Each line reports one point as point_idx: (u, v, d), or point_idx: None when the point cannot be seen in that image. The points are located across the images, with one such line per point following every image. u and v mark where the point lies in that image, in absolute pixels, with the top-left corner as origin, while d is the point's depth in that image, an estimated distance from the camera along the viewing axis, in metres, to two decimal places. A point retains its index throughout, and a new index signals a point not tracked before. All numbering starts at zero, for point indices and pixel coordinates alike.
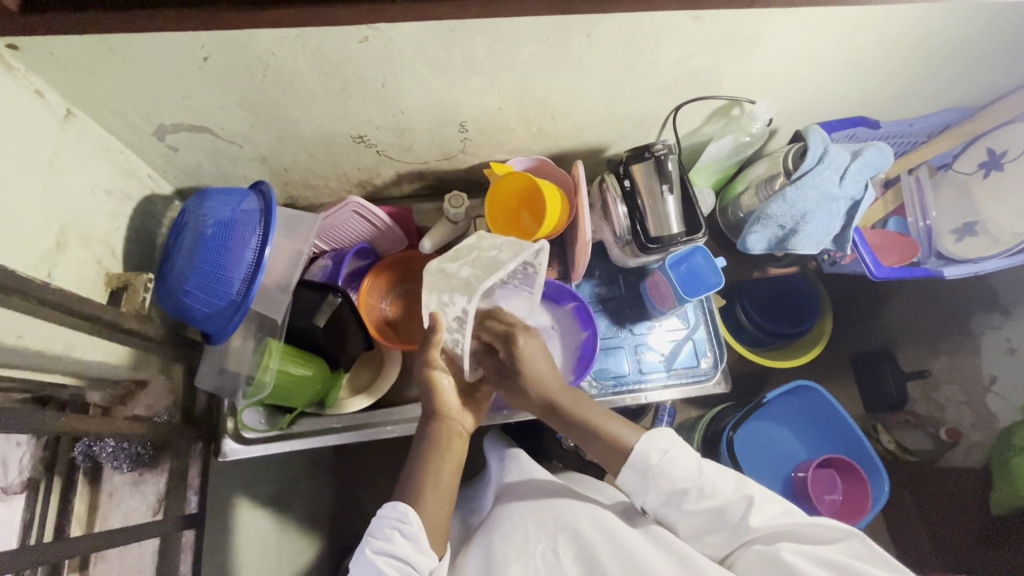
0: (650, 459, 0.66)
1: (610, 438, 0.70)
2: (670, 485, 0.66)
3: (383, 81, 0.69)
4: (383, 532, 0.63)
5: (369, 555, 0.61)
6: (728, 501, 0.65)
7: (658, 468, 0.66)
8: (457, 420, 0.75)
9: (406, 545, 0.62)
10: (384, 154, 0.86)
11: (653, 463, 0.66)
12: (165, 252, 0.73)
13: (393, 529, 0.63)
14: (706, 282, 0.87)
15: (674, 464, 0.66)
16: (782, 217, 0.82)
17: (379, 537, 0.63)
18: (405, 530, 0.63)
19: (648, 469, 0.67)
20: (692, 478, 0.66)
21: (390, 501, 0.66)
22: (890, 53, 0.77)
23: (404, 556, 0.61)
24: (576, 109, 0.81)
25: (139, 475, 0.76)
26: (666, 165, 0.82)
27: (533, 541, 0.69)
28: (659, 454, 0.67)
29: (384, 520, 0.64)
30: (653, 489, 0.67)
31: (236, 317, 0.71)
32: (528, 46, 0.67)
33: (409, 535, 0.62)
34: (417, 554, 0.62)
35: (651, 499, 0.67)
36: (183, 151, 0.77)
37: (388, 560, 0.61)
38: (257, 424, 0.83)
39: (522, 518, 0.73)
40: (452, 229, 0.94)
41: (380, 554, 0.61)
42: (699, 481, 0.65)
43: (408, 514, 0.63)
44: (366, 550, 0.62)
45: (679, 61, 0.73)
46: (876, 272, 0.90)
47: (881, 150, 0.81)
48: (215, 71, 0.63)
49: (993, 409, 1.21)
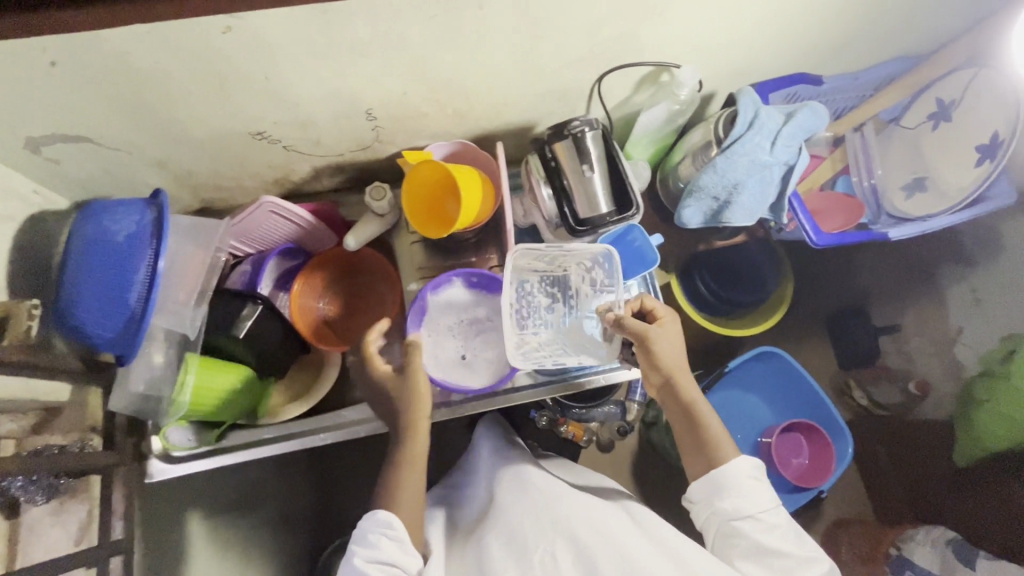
0: (737, 477, 0.67)
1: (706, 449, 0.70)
2: (744, 508, 0.66)
3: (265, 73, 0.64)
4: (368, 539, 0.65)
5: (360, 567, 0.63)
6: (789, 551, 0.63)
7: (738, 485, 0.67)
8: (425, 404, 0.73)
9: (391, 548, 0.65)
10: (292, 149, 0.80)
11: (740, 481, 0.67)
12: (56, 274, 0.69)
13: (380, 536, 0.65)
14: (646, 259, 0.84)
15: (755, 491, 0.67)
16: (714, 188, 0.77)
17: (364, 545, 0.65)
18: (391, 536, 0.65)
19: (729, 485, 0.67)
20: (764, 510, 0.66)
21: (372, 511, 0.67)
22: (814, 7, 0.72)
23: (390, 559, 0.64)
24: (489, 87, 0.76)
25: (59, 505, 0.68)
26: (586, 142, 0.77)
27: (531, 546, 0.67)
28: (746, 478, 0.67)
29: (368, 527, 0.66)
30: (722, 501, 0.67)
31: (136, 339, 0.67)
32: (416, 23, 0.61)
33: (395, 538, 0.65)
34: (401, 555, 0.65)
35: (717, 513, 0.67)
36: (68, 162, 0.71)
37: (377, 565, 0.63)
38: (185, 440, 0.80)
39: (519, 517, 0.71)
40: (379, 225, 0.89)
41: (370, 562, 0.63)
42: (770, 519, 0.65)
43: (393, 521, 0.66)
44: (356, 561, 0.63)
45: (591, 26, 0.68)
46: (816, 240, 0.82)
47: (814, 111, 0.76)
48: (68, 76, 0.57)
49: (962, 360, 1.24)
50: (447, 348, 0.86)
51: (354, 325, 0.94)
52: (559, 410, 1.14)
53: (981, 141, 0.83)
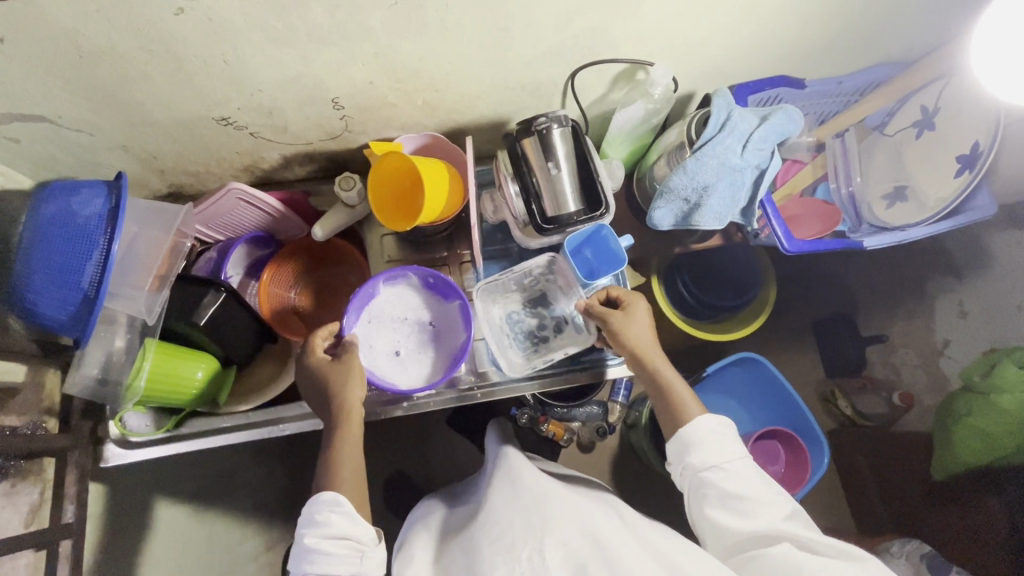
0: (703, 433, 0.69)
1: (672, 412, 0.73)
2: (711, 462, 0.68)
3: (224, 57, 0.63)
4: (315, 520, 0.62)
5: (312, 545, 0.60)
6: (757, 498, 0.65)
7: (703, 441, 0.69)
8: (356, 388, 0.72)
9: (342, 524, 0.62)
10: (259, 136, 0.79)
11: (705, 437, 0.69)
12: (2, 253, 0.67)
13: (328, 513, 0.62)
14: (612, 260, 0.80)
15: (722, 443, 0.68)
16: (684, 191, 0.75)
17: (312, 526, 0.62)
18: (340, 511, 0.63)
19: (695, 442, 0.69)
20: (730, 461, 0.67)
21: (315, 495, 0.65)
22: (790, 8, 0.70)
23: (342, 534, 0.61)
24: (459, 79, 0.75)
25: (12, 487, 0.69)
26: (553, 139, 0.76)
27: (518, 543, 0.65)
28: (712, 433, 0.69)
29: (314, 509, 0.64)
30: (691, 456, 0.69)
31: (90, 321, 0.67)
32: (376, 12, 0.60)
33: (344, 514, 0.63)
34: (353, 529, 0.62)
35: (688, 468, 0.69)
36: (29, 141, 0.71)
37: (331, 543, 0.61)
38: (142, 426, 0.79)
39: (508, 517, 0.70)
40: (348, 213, 0.88)
41: (322, 540, 0.61)
42: (735, 468, 0.67)
43: (337, 498, 0.63)
44: (307, 540, 0.61)
45: (559, 21, 0.67)
46: (788, 245, 0.80)
47: (790, 113, 0.74)
48: (19, 53, 0.56)
49: (947, 373, 1.25)
50: (386, 342, 0.82)
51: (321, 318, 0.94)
52: (541, 408, 1.13)
53: (962, 152, 0.82)
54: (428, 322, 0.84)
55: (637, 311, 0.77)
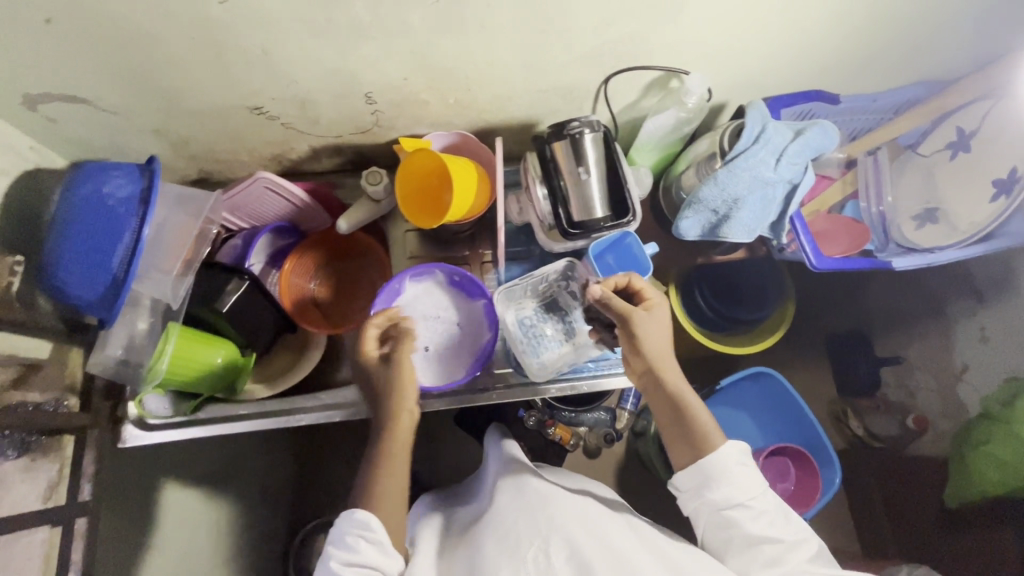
0: (727, 465, 0.66)
1: (690, 431, 0.69)
2: (732, 497, 0.66)
3: (264, 48, 0.63)
4: (346, 542, 0.62)
5: (335, 570, 0.60)
6: (780, 535, 0.64)
7: (728, 475, 0.66)
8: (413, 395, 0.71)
9: (371, 551, 0.62)
10: (291, 127, 0.79)
11: (730, 468, 0.66)
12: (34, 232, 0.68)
13: (355, 540, 0.62)
14: (638, 268, 0.82)
15: (747, 478, 0.67)
16: (714, 202, 0.75)
17: (342, 547, 0.62)
18: (369, 538, 0.62)
19: (718, 474, 0.66)
20: (753, 497, 0.66)
21: (349, 511, 0.64)
22: (830, 23, 0.70)
23: (371, 563, 0.61)
24: (493, 80, 0.75)
25: (30, 461, 0.69)
26: (585, 144, 0.75)
27: (524, 544, 0.65)
28: (735, 466, 0.67)
29: (345, 527, 0.63)
30: (712, 491, 0.67)
31: (117, 302, 0.68)
32: (418, 9, 0.60)
33: (375, 542, 0.62)
34: (381, 557, 0.62)
35: (707, 505, 0.67)
36: (66, 122, 0.71)
37: (356, 570, 0.61)
38: (161, 409, 0.81)
39: (512, 516, 0.69)
40: (372, 208, 0.88)
41: (347, 564, 0.61)
42: (756, 502, 0.66)
43: (369, 524, 0.62)
44: (332, 563, 0.61)
45: (598, 25, 0.66)
46: (816, 262, 0.79)
47: (825, 130, 0.73)
48: (65, 35, 0.57)
49: (963, 399, 1.20)
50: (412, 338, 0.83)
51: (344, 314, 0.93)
52: (548, 411, 1.12)
53: (998, 176, 0.81)
54: (454, 324, 0.86)
55: (659, 310, 0.72)
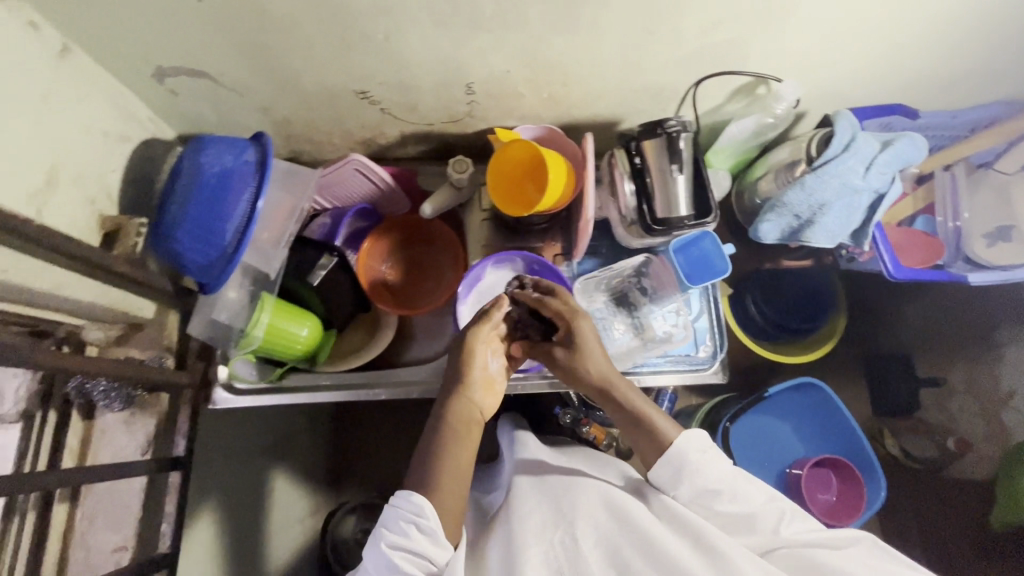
0: (688, 457, 0.67)
1: (650, 430, 0.70)
2: (705, 483, 0.66)
3: (386, 34, 0.66)
4: (398, 525, 0.58)
5: (386, 553, 0.57)
6: (758, 508, 0.65)
7: (695, 466, 0.66)
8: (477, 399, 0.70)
9: (423, 541, 0.58)
10: (388, 113, 0.83)
11: (690, 460, 0.66)
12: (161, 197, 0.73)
13: (409, 524, 0.58)
14: (714, 268, 0.84)
15: (713, 463, 0.67)
16: (799, 207, 0.77)
17: (394, 530, 0.58)
18: (423, 525, 0.58)
19: (683, 466, 0.67)
20: (726, 481, 0.66)
21: (404, 491, 0.61)
22: (928, 38, 0.71)
23: (421, 552, 0.57)
24: (588, 77, 0.77)
25: (130, 416, 0.77)
26: (678, 144, 0.78)
27: (550, 528, 0.66)
28: (697, 453, 0.67)
29: (399, 509, 0.60)
30: (684, 485, 0.67)
31: (227, 269, 0.71)
32: (539, 4, 0.63)
33: (427, 530, 0.58)
34: (433, 547, 0.58)
35: (682, 495, 0.67)
36: (184, 96, 0.75)
37: (405, 556, 0.57)
38: (249, 374, 0.85)
39: (535, 503, 0.71)
40: (455, 194, 0.91)
41: (396, 548, 0.57)
42: (732, 484, 0.66)
43: (424, 510, 0.58)
44: (383, 545, 0.57)
45: (703, 29, 0.69)
46: (894, 272, 0.82)
47: (915, 140, 0.74)
48: (211, 13, 0.61)
49: (1008, 424, 1.18)
50: None
51: (415, 296, 0.95)
52: (583, 410, 1.10)
53: None
54: None
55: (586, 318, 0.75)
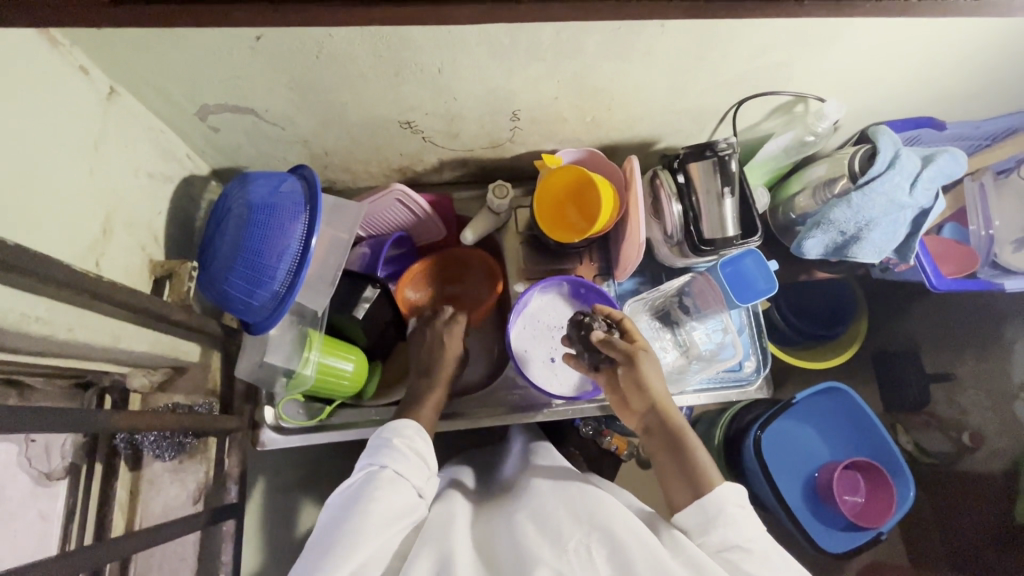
0: (725, 506, 0.61)
1: (691, 468, 0.65)
2: (737, 539, 0.59)
3: (440, 66, 0.65)
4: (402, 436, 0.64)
5: (398, 443, 0.63)
6: None
7: (730, 515, 0.60)
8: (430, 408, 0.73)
9: (422, 447, 0.65)
10: (430, 141, 0.82)
11: (727, 511, 0.60)
12: (206, 236, 0.71)
13: (415, 431, 0.65)
14: (756, 287, 0.82)
15: (747, 519, 0.61)
16: (845, 223, 0.78)
17: (402, 438, 0.64)
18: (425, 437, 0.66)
19: (718, 515, 0.60)
20: (757, 542, 0.59)
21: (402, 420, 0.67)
22: (967, 54, 0.72)
23: (422, 454, 0.64)
24: (633, 100, 0.77)
25: (179, 463, 0.75)
26: (729, 165, 0.78)
27: (565, 533, 0.57)
28: (734, 507, 0.61)
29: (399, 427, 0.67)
30: (715, 533, 0.60)
31: (281, 309, 0.69)
32: (597, 34, 0.62)
33: (427, 442, 0.65)
34: (428, 459, 0.64)
35: (708, 547, 0.60)
36: (224, 132, 0.73)
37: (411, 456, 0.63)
38: (296, 414, 0.81)
39: (553, 504, 0.63)
40: (494, 220, 0.90)
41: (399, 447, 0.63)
42: (763, 549, 0.59)
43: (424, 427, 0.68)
44: (394, 440, 0.63)
45: (752, 55, 0.69)
46: (936, 283, 0.86)
47: (956, 156, 0.76)
48: (266, 52, 0.59)
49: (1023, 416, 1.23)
50: (539, 350, 0.85)
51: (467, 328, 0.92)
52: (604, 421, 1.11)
53: None
54: None
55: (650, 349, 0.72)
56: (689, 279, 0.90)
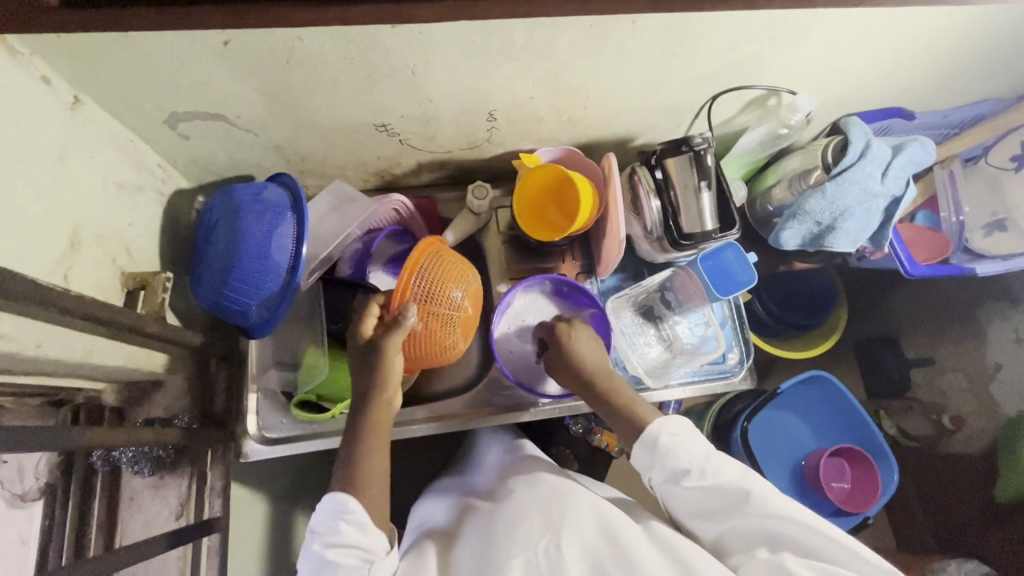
0: (661, 439, 0.62)
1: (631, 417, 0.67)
2: (675, 466, 0.61)
3: (413, 67, 0.65)
4: (326, 525, 0.57)
5: (318, 552, 0.55)
6: (729, 490, 0.59)
7: (668, 447, 0.62)
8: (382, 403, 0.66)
9: (352, 532, 0.56)
10: (407, 143, 0.81)
11: (662, 442, 0.62)
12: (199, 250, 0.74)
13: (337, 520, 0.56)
14: (737, 279, 0.84)
15: (684, 444, 0.62)
16: (820, 213, 0.80)
17: (324, 531, 0.57)
18: (350, 520, 0.57)
19: (655, 447, 0.63)
20: (696, 462, 0.60)
21: (329, 495, 0.59)
22: (931, 44, 0.74)
23: (352, 544, 0.56)
24: (609, 97, 0.77)
25: (160, 479, 0.73)
26: (705, 160, 0.80)
27: (534, 533, 0.59)
28: (670, 436, 0.63)
29: (325, 511, 0.58)
30: (658, 467, 0.62)
31: (280, 312, 0.72)
32: (569, 33, 0.62)
33: (354, 522, 0.57)
34: (365, 538, 0.57)
35: (657, 478, 0.63)
36: (196, 140, 0.72)
37: (337, 552, 0.55)
38: (279, 422, 0.80)
39: (526, 508, 0.63)
40: (475, 220, 0.90)
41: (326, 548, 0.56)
42: (703, 464, 0.60)
43: (351, 502, 0.57)
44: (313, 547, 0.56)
45: (723, 49, 0.70)
46: (910, 270, 0.88)
47: (925, 144, 0.78)
48: (234, 57, 0.58)
49: (997, 397, 1.19)
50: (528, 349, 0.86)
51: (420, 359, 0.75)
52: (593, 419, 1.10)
53: None
54: None
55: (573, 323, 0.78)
56: (671, 274, 0.91)
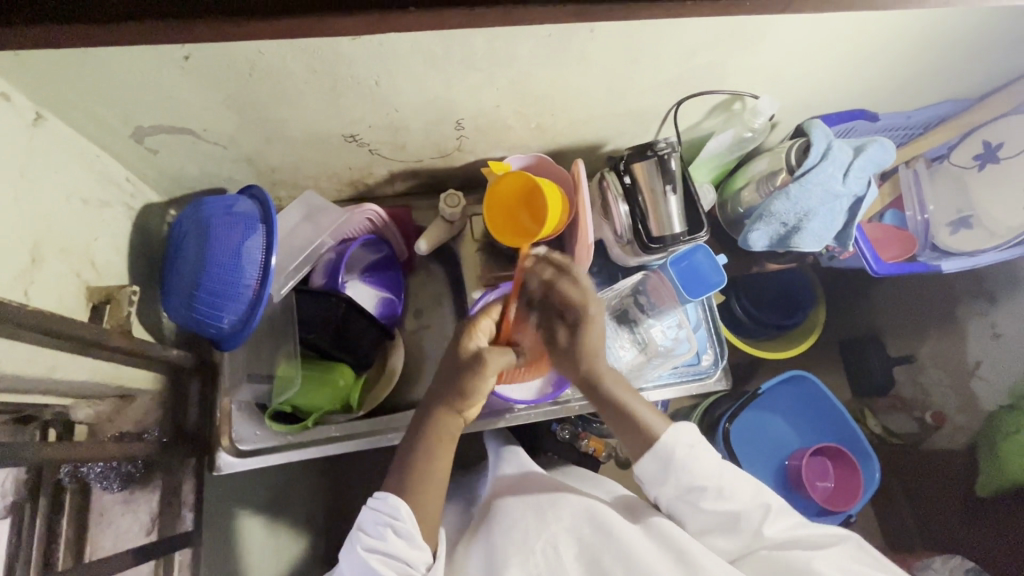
0: (674, 453, 0.66)
1: (641, 428, 0.68)
2: (691, 481, 0.66)
3: (377, 79, 0.66)
4: (375, 529, 0.61)
5: (364, 556, 0.59)
6: (745, 507, 0.65)
7: (681, 462, 0.66)
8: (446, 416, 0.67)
9: (398, 543, 0.60)
10: (377, 153, 0.82)
11: (677, 456, 0.66)
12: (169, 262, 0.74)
13: (385, 529, 0.60)
14: (708, 281, 0.84)
15: (697, 459, 0.66)
16: (786, 214, 0.81)
17: (371, 533, 0.61)
18: (398, 527, 0.60)
19: (670, 462, 0.66)
20: (712, 479, 0.66)
21: (379, 497, 0.63)
22: (886, 48, 0.76)
23: (395, 553, 0.60)
24: (575, 104, 0.79)
25: (130, 493, 0.73)
26: (669, 164, 0.81)
27: (533, 534, 0.66)
28: (683, 448, 0.67)
29: (376, 513, 0.62)
30: (671, 482, 0.66)
31: (249, 323, 0.72)
32: (529, 42, 0.64)
33: (403, 533, 0.60)
34: (410, 550, 0.60)
35: (667, 492, 0.67)
36: (165, 153, 0.72)
37: (380, 558, 0.60)
38: (252, 433, 0.80)
39: (521, 512, 0.69)
40: (448, 229, 0.91)
41: (373, 552, 0.60)
42: (718, 483, 0.66)
43: (400, 510, 0.61)
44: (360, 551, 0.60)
45: (683, 56, 0.71)
46: (876, 268, 0.90)
47: (885, 145, 0.80)
48: (196, 70, 0.59)
49: (977, 393, 1.17)
50: None
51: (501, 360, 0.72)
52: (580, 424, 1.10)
53: None
54: None
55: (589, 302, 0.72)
56: (642, 277, 0.91)
